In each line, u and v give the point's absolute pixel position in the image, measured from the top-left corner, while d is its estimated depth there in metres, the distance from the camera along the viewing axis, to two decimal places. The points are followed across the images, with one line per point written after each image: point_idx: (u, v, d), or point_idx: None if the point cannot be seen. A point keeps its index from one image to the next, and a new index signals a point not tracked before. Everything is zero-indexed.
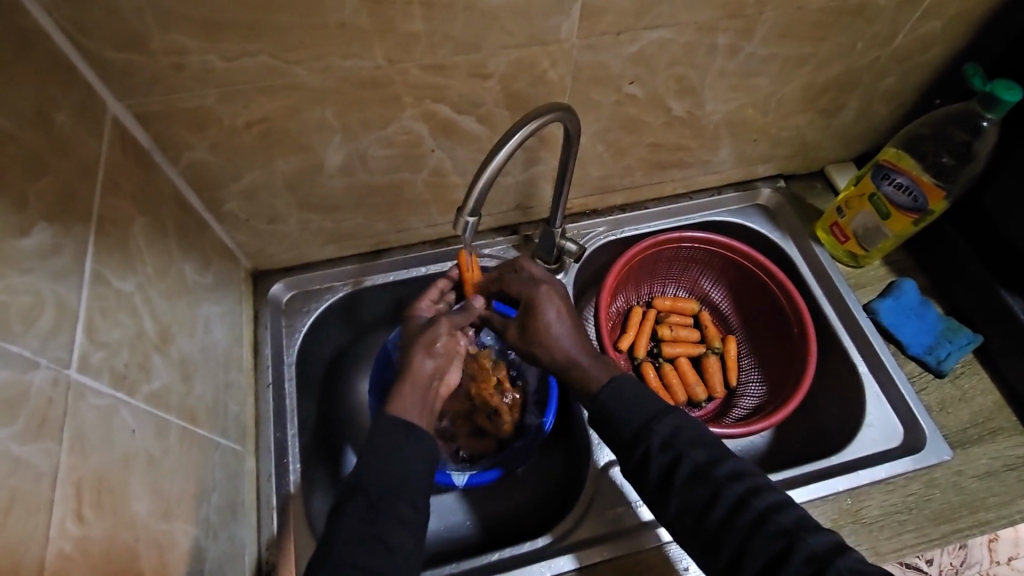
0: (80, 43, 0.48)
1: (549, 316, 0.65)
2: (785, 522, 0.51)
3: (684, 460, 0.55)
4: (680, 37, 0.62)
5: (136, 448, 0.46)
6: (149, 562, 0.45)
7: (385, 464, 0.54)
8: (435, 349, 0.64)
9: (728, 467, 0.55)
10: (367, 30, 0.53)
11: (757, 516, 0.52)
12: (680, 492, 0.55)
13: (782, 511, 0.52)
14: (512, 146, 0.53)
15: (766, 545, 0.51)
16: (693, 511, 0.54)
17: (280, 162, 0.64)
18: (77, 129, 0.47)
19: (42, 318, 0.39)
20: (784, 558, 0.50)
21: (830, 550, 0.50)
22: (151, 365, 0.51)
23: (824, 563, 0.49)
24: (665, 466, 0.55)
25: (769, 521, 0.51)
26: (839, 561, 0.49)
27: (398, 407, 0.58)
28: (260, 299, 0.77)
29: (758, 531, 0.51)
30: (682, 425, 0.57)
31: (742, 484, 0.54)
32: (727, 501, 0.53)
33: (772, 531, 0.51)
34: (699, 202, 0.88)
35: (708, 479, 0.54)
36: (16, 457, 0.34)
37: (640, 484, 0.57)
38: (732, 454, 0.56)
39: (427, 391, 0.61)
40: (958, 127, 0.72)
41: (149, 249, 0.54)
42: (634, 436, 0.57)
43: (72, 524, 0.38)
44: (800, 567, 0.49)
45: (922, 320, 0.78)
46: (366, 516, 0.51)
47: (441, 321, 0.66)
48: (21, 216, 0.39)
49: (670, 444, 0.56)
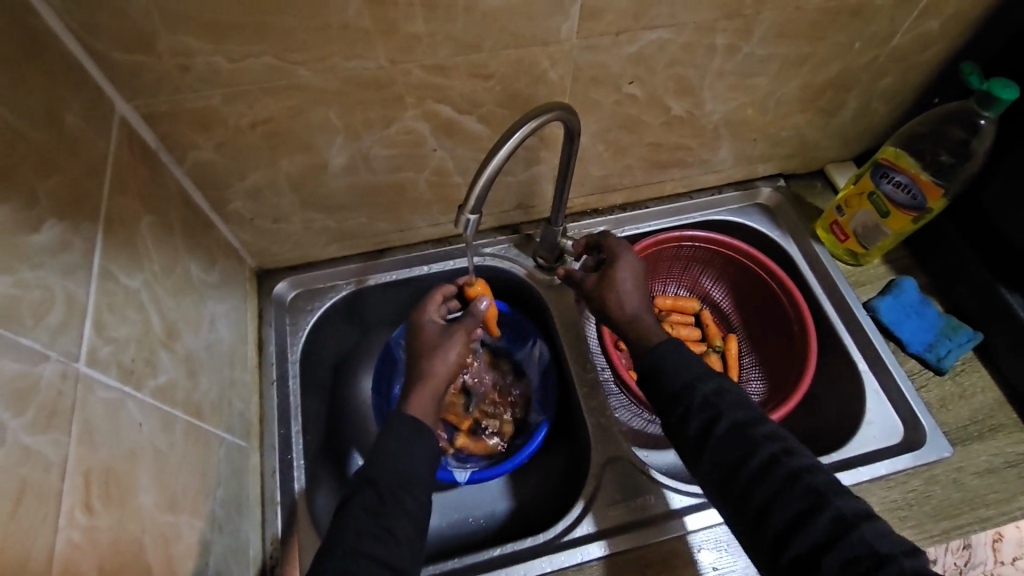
0: (87, 44, 0.49)
1: (623, 270, 0.67)
2: (817, 482, 0.51)
3: (724, 417, 0.55)
4: (679, 37, 0.63)
5: (143, 442, 0.47)
6: (157, 555, 0.46)
7: (397, 457, 0.55)
8: (452, 355, 0.63)
9: (766, 428, 0.55)
10: (369, 31, 0.53)
11: (790, 474, 0.52)
12: (717, 446, 0.54)
13: (816, 472, 0.52)
14: (513, 145, 0.53)
15: (793, 505, 0.50)
16: (726, 466, 0.54)
17: (285, 163, 0.65)
18: (86, 129, 0.48)
19: (51, 313, 0.40)
20: (809, 517, 0.49)
21: (858, 515, 0.49)
22: (158, 360, 0.52)
23: (848, 527, 0.48)
24: (705, 422, 0.56)
25: (801, 479, 0.51)
26: (865, 526, 0.48)
27: (415, 407, 0.60)
28: (264, 298, 0.78)
29: (789, 489, 0.51)
30: (727, 386, 0.58)
31: (779, 444, 0.54)
32: (761, 459, 0.53)
33: (804, 488, 0.51)
34: (699, 201, 0.89)
35: (745, 437, 0.54)
36: (26, 447, 0.35)
37: (678, 443, 0.57)
38: (768, 419, 0.56)
39: (441, 395, 0.62)
40: (953, 125, 0.72)
41: (156, 248, 0.55)
42: (677, 391, 0.58)
43: (81, 514, 0.38)
44: (823, 528, 0.49)
45: (922, 318, 0.78)
46: (373, 503, 0.52)
47: (458, 332, 0.65)
48: (32, 213, 0.40)
49: (712, 401, 0.56)
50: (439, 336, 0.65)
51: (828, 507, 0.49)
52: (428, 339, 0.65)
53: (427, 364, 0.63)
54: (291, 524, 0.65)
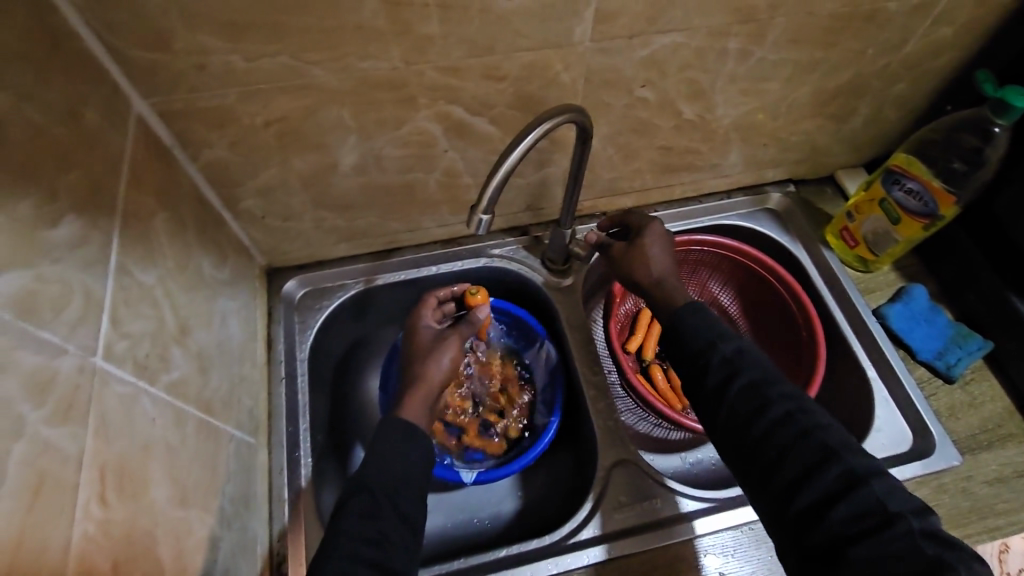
0: (107, 41, 0.49)
1: (652, 237, 0.70)
2: (830, 440, 0.50)
3: (740, 375, 0.55)
4: (692, 41, 0.63)
5: (156, 437, 0.47)
6: (168, 549, 0.46)
7: (398, 458, 0.56)
8: (444, 359, 0.66)
9: (782, 388, 0.54)
10: (384, 31, 0.54)
11: (803, 431, 0.51)
12: (732, 401, 0.55)
13: (830, 431, 0.51)
14: (526, 147, 0.53)
15: (803, 460, 0.50)
16: (740, 419, 0.54)
17: (297, 161, 0.65)
18: (105, 126, 0.48)
19: (70, 306, 0.40)
20: (819, 472, 0.49)
21: (871, 473, 0.48)
22: (170, 356, 0.52)
23: (858, 483, 0.47)
24: (721, 378, 0.56)
25: (813, 436, 0.51)
26: (876, 484, 0.47)
27: (409, 410, 0.61)
28: (274, 295, 0.78)
29: (800, 446, 0.51)
30: (746, 345, 0.58)
31: (795, 402, 0.53)
32: (775, 415, 0.53)
33: (815, 445, 0.50)
34: (708, 205, 0.89)
35: (760, 394, 0.54)
36: (46, 440, 0.36)
37: (694, 396, 0.58)
38: (786, 379, 0.56)
39: (436, 397, 0.64)
40: (966, 132, 0.72)
41: (170, 244, 0.56)
42: (697, 349, 0.58)
43: (96, 507, 0.39)
44: (831, 483, 0.48)
45: (932, 325, 0.78)
46: (375, 504, 0.52)
47: (453, 337, 0.68)
48: (53, 208, 0.40)
49: (730, 360, 0.57)
50: (433, 342, 0.68)
51: (840, 464, 0.49)
52: (421, 345, 0.68)
53: (420, 366, 0.65)
54: (296, 522, 0.65)
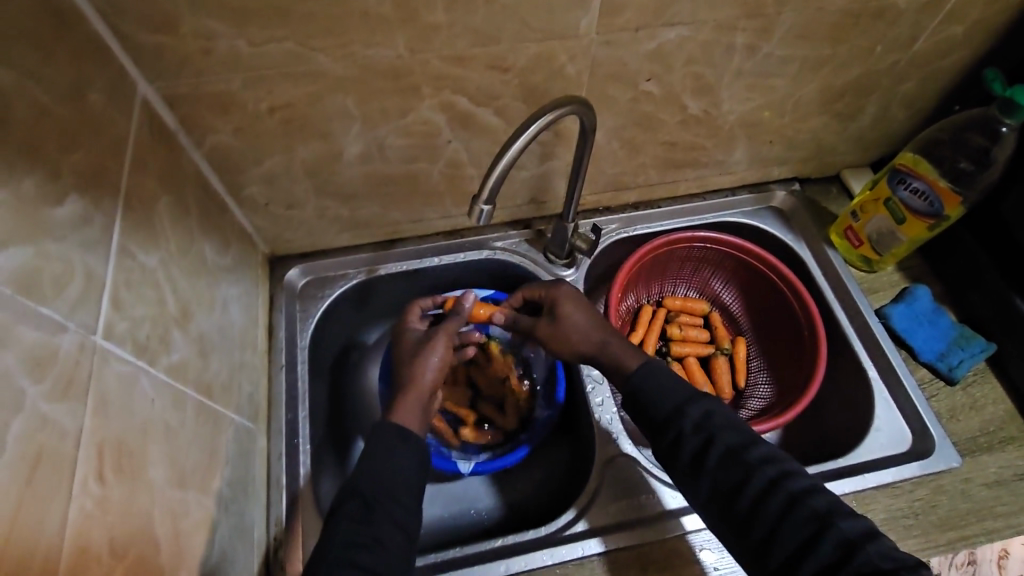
0: (114, 24, 0.49)
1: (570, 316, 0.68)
2: (818, 505, 0.51)
3: (717, 442, 0.56)
4: (699, 35, 0.63)
5: (155, 417, 0.47)
6: (165, 528, 0.47)
7: (387, 460, 0.56)
8: (432, 360, 0.66)
9: (761, 451, 0.55)
10: (390, 19, 0.54)
11: (789, 499, 0.52)
12: (713, 473, 0.55)
13: (815, 495, 0.52)
14: (528, 138, 0.53)
15: (796, 530, 0.51)
16: (724, 491, 0.54)
17: (301, 149, 0.65)
18: (109, 108, 0.48)
19: (72, 284, 0.41)
20: (812, 542, 0.50)
21: (863, 536, 0.49)
22: (171, 339, 0.53)
23: (854, 548, 0.48)
24: (697, 448, 0.56)
25: (800, 504, 0.51)
26: (870, 547, 0.48)
27: (401, 415, 0.61)
28: (276, 283, 0.78)
29: (789, 516, 0.51)
30: (714, 408, 0.58)
31: (775, 467, 0.54)
32: (759, 484, 0.53)
33: (803, 515, 0.51)
34: (713, 202, 0.88)
35: (741, 461, 0.54)
36: (44, 415, 0.36)
37: (673, 467, 0.58)
38: (762, 441, 0.56)
39: (429, 401, 0.64)
40: (974, 132, 0.71)
41: (173, 228, 0.56)
42: (667, 417, 0.58)
43: (94, 484, 0.39)
44: (827, 553, 0.49)
45: (934, 326, 0.77)
46: (369, 504, 0.53)
47: (439, 334, 0.68)
48: (56, 186, 0.41)
49: (703, 425, 0.57)
50: (417, 347, 0.67)
51: (832, 531, 0.49)
52: (407, 351, 0.68)
53: (408, 369, 0.65)
54: (294, 508, 0.66)
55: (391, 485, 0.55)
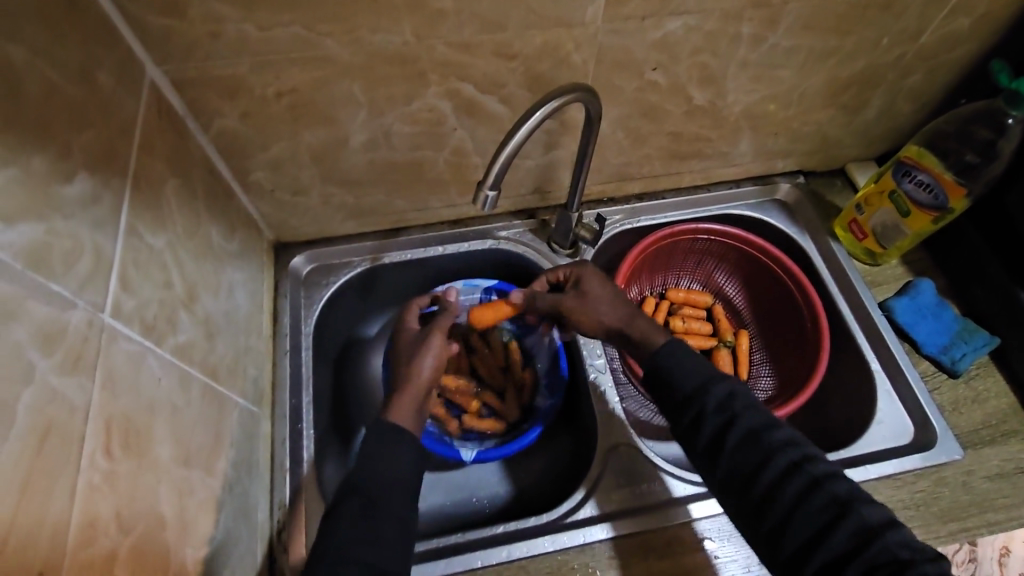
0: (122, 6, 0.49)
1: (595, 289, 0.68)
2: (839, 490, 0.52)
3: (739, 423, 0.56)
4: (705, 24, 0.63)
5: (160, 396, 0.48)
6: (170, 505, 0.47)
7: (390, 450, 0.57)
8: (428, 357, 0.65)
9: (782, 435, 0.55)
10: (397, 5, 0.54)
11: (810, 483, 0.52)
12: (732, 455, 0.55)
13: (835, 480, 0.53)
14: (532, 125, 0.53)
15: (815, 514, 0.51)
16: (743, 474, 0.54)
17: (306, 135, 0.65)
18: (117, 90, 0.49)
19: (81, 262, 0.41)
20: (830, 528, 0.50)
21: (882, 523, 0.50)
22: (177, 320, 0.53)
23: (872, 535, 0.49)
24: (718, 428, 0.56)
25: (822, 488, 0.52)
26: (888, 534, 0.49)
27: (398, 414, 0.60)
28: (281, 270, 0.79)
29: (809, 500, 0.51)
30: (737, 389, 0.59)
31: (796, 451, 0.54)
32: (779, 467, 0.53)
33: (823, 500, 0.51)
34: (717, 194, 0.88)
35: (762, 443, 0.55)
36: (53, 388, 0.36)
37: (692, 447, 0.58)
38: (783, 425, 0.57)
39: (423, 401, 0.63)
40: (982, 125, 0.71)
41: (180, 211, 0.57)
42: (689, 395, 0.58)
43: (101, 458, 0.40)
44: (844, 539, 0.49)
45: (938, 319, 0.77)
46: (373, 495, 0.54)
47: (435, 333, 0.67)
48: (67, 164, 0.41)
49: (726, 405, 0.57)
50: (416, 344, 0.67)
51: (852, 517, 0.50)
52: (407, 350, 0.67)
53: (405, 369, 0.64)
54: (298, 491, 0.67)
55: (394, 473, 0.55)
